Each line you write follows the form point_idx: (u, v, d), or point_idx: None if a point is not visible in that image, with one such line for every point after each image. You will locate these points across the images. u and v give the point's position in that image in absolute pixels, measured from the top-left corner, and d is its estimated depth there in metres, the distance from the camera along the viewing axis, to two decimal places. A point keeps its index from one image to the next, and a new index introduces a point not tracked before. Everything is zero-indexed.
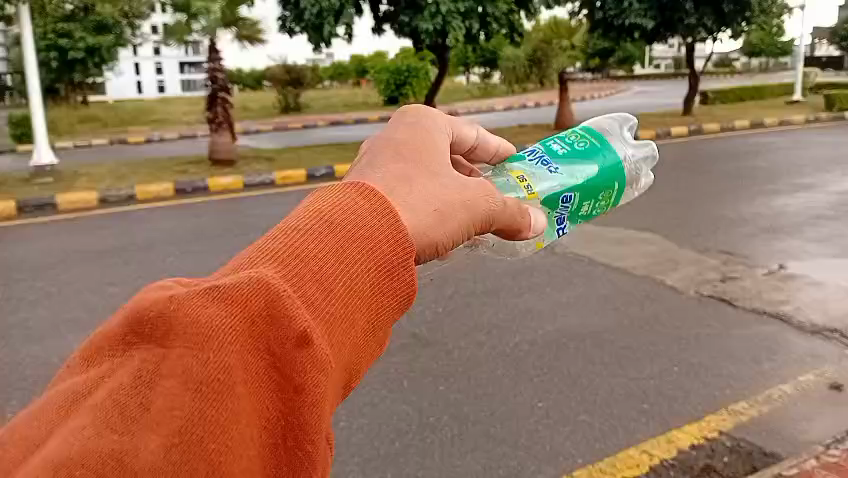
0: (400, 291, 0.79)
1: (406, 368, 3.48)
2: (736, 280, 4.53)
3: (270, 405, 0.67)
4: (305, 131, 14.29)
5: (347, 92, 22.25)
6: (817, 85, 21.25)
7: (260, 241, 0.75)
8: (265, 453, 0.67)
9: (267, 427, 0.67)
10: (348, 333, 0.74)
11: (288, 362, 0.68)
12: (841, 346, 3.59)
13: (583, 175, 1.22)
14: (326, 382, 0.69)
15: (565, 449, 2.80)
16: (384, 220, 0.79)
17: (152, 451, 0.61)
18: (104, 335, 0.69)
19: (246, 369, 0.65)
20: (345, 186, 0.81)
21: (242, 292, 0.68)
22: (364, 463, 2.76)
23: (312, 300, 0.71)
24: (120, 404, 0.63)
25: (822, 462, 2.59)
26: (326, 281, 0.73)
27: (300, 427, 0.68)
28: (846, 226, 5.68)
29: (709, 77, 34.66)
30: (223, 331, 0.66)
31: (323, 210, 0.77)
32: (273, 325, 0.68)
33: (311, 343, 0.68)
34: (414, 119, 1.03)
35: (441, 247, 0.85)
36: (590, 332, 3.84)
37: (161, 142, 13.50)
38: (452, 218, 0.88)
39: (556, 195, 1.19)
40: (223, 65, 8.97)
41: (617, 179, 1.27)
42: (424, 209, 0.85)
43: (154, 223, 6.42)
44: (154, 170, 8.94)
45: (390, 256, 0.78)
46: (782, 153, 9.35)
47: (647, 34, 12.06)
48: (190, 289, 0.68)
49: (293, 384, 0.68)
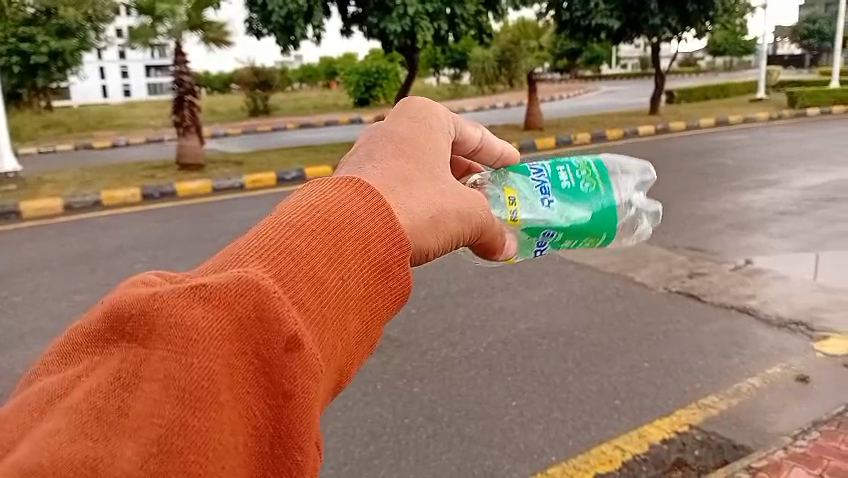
0: (391, 292, 0.81)
1: (380, 371, 3.47)
2: (704, 276, 4.61)
3: (256, 412, 0.66)
4: (275, 134, 14.18)
5: (316, 94, 22.14)
6: (779, 83, 21.70)
7: (249, 237, 0.75)
8: (252, 461, 0.66)
9: (253, 434, 0.66)
10: (340, 335, 0.75)
11: (277, 367, 0.67)
12: (807, 340, 3.67)
13: (573, 218, 1.25)
14: (315, 387, 0.69)
15: (539, 447, 2.82)
16: (377, 221, 0.80)
17: (128, 458, 0.60)
18: (85, 333, 0.70)
19: (231, 374, 0.65)
20: (338, 182, 0.82)
21: (231, 292, 0.68)
22: (338, 467, 2.74)
23: (300, 301, 0.71)
24: (97, 407, 0.63)
25: (791, 453, 2.65)
26: (315, 282, 0.73)
27: (288, 433, 0.68)
28: (809, 221, 5.81)
29: (674, 76, 35.22)
30: (209, 333, 0.65)
31: (315, 209, 0.78)
32: (262, 325, 0.68)
33: (300, 346, 0.68)
34: (419, 118, 1.06)
35: (430, 254, 0.89)
36: (562, 329, 3.87)
37: (127, 147, 13.29)
38: (445, 226, 0.92)
39: (539, 227, 1.23)
40: (189, 68, 8.83)
41: (605, 233, 1.30)
42: (419, 213, 0.88)
43: (121, 229, 6.32)
44: (121, 175, 8.81)
45: (383, 255, 0.80)
46: (746, 150, 9.51)
47: (614, 34, 12.19)
48: (175, 287, 0.68)
49: (281, 390, 0.67)
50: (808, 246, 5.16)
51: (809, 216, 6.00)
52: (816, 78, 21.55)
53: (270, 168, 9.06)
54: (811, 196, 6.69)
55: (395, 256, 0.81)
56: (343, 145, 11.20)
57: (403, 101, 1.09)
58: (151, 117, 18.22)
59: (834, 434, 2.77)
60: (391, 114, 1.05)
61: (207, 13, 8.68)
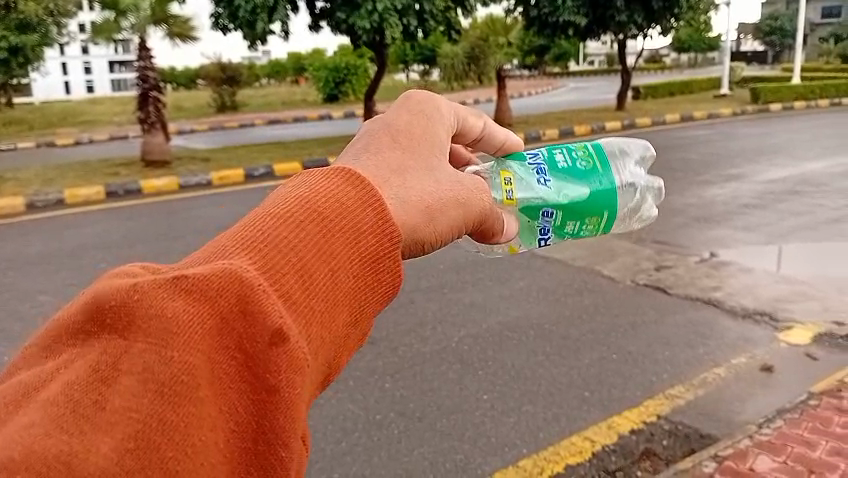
0: (381, 287, 0.80)
1: (352, 367, 3.46)
2: (670, 268, 4.68)
3: (240, 407, 0.65)
4: (241, 131, 14.02)
5: (284, 90, 21.93)
6: (742, 79, 22.14)
7: (234, 232, 0.75)
8: (234, 460, 0.65)
9: (235, 430, 0.65)
10: (329, 327, 0.74)
11: (261, 361, 0.66)
12: (771, 330, 3.75)
13: (572, 196, 1.25)
14: (300, 382, 0.68)
15: (510, 439, 2.84)
16: (365, 208, 0.80)
17: (104, 453, 0.59)
18: (65, 325, 0.69)
19: (211, 369, 0.64)
20: (328, 170, 0.82)
21: (213, 285, 0.67)
22: (310, 465, 2.72)
23: (288, 297, 0.71)
24: (74, 401, 0.61)
25: (755, 441, 2.69)
26: (302, 275, 0.73)
27: (272, 429, 0.66)
28: (772, 214, 5.93)
29: (640, 73, 35.59)
30: (191, 326, 0.65)
31: (303, 199, 0.77)
32: (244, 319, 0.67)
33: (285, 339, 0.67)
34: (420, 109, 1.05)
35: (427, 245, 0.89)
36: (532, 323, 3.90)
37: (90, 144, 13.02)
38: (442, 216, 0.92)
39: (537, 207, 1.24)
40: (154, 63, 8.68)
41: (606, 211, 1.29)
42: (412, 203, 0.88)
43: (86, 227, 6.22)
44: (84, 172, 8.63)
45: (374, 246, 0.79)
46: (711, 145, 9.66)
47: (581, 31, 12.30)
48: (158, 279, 0.67)
49: (263, 384, 0.66)
50: (771, 238, 5.27)
51: (772, 209, 6.11)
52: (778, 74, 21.91)
53: (238, 164, 8.95)
54: (773, 189, 6.83)
55: (385, 247, 0.80)
56: (312, 141, 11.11)
57: (402, 94, 1.08)
58: (115, 113, 17.90)
59: (797, 421, 2.83)
60: (389, 107, 1.04)
61: (172, 6, 8.52)
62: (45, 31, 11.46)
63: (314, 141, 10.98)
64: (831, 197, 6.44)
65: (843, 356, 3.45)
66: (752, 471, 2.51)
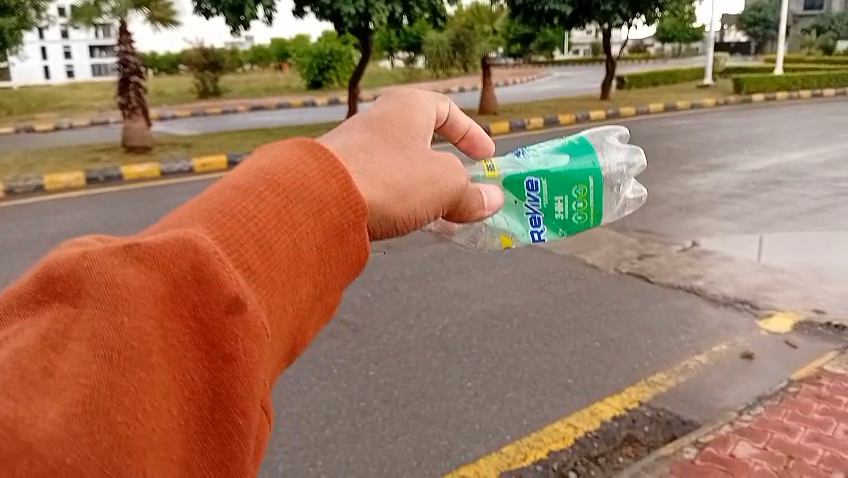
0: (343, 261, 0.82)
1: (336, 355, 3.45)
2: (653, 257, 4.70)
3: (195, 375, 0.65)
4: (224, 117, 13.88)
5: (268, 76, 21.75)
6: (724, 70, 22.27)
7: (190, 207, 0.76)
8: (187, 427, 0.64)
9: (190, 398, 0.64)
10: (288, 299, 0.75)
11: (218, 328, 0.66)
12: (752, 318, 3.78)
13: (552, 166, 1.30)
14: (258, 351, 0.68)
15: (493, 426, 2.84)
16: (329, 181, 0.81)
17: (51, 418, 0.57)
18: (13, 296, 0.67)
19: (163, 336, 0.64)
20: (290, 145, 0.83)
21: (166, 252, 0.67)
22: (293, 452, 2.72)
23: (245, 267, 0.71)
24: (20, 367, 0.60)
25: (736, 427, 2.72)
26: (260, 246, 0.73)
27: (231, 397, 0.66)
28: (754, 204, 5.98)
29: (624, 62, 35.66)
30: (144, 292, 0.64)
31: (264, 173, 0.79)
32: (199, 285, 0.66)
33: (243, 307, 0.67)
34: (400, 97, 1.05)
35: (398, 224, 0.92)
36: (516, 311, 3.91)
37: (70, 130, 12.85)
38: (413, 197, 0.94)
39: (521, 176, 1.29)
40: (135, 48, 8.56)
41: (592, 177, 1.30)
42: (380, 183, 0.91)
43: (65, 214, 6.14)
44: (64, 158, 8.52)
45: (336, 219, 0.80)
46: (693, 136, 9.72)
47: (566, 20, 12.28)
48: (108, 248, 0.67)
49: (221, 352, 0.66)
50: (752, 227, 5.32)
51: (754, 198, 6.16)
52: (760, 65, 22.02)
53: (221, 151, 8.88)
54: (755, 179, 6.89)
55: (348, 221, 0.81)
56: (295, 128, 11.04)
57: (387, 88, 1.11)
58: (95, 98, 17.65)
59: (777, 408, 2.86)
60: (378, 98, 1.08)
61: None
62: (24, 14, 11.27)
63: (298, 128, 10.91)
64: (811, 187, 6.50)
65: (822, 344, 3.49)
66: (732, 457, 2.54)
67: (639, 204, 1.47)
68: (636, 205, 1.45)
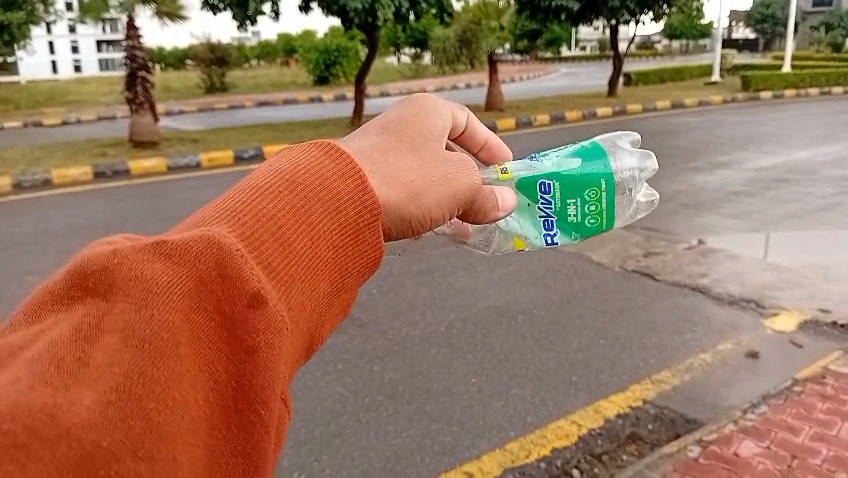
0: (360, 259, 0.85)
1: (341, 350, 3.46)
2: (658, 255, 4.70)
3: (220, 365, 0.70)
4: (230, 113, 13.89)
5: (275, 72, 21.74)
6: (733, 67, 22.14)
7: (214, 205, 0.80)
8: (214, 413, 0.70)
9: (214, 387, 0.70)
10: (308, 296, 0.79)
11: (239, 323, 0.71)
12: (757, 317, 3.78)
13: (565, 168, 1.29)
14: (278, 343, 0.72)
15: (498, 422, 2.85)
16: (345, 181, 0.85)
17: (86, 405, 0.63)
18: (50, 290, 0.74)
19: (190, 328, 0.69)
20: (310, 147, 0.88)
21: (191, 250, 0.72)
22: (298, 447, 2.73)
23: (266, 263, 0.75)
24: (57, 358, 0.66)
25: (741, 426, 2.72)
26: (281, 244, 0.78)
27: (253, 386, 0.71)
28: (760, 202, 5.97)
29: (632, 59, 35.47)
30: (170, 288, 0.69)
31: (283, 174, 0.83)
32: (224, 282, 0.71)
33: (263, 302, 0.72)
34: (417, 101, 1.11)
35: (414, 225, 0.94)
36: (521, 307, 3.92)
37: (77, 124, 12.88)
38: (428, 195, 0.96)
39: (533, 179, 1.29)
40: (142, 42, 8.56)
41: (605, 180, 1.29)
42: (394, 183, 0.93)
43: (72, 208, 6.17)
44: (72, 152, 8.55)
45: (354, 218, 0.84)
46: (700, 133, 9.68)
47: (573, 16, 12.22)
48: (139, 245, 0.72)
49: (243, 346, 0.71)
50: (758, 226, 5.30)
51: (761, 196, 6.14)
52: (769, 62, 21.90)
53: (228, 146, 8.91)
54: (762, 177, 6.86)
55: (363, 219, 0.85)
56: (301, 124, 11.04)
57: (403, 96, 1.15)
58: (102, 93, 17.69)
59: (782, 407, 2.86)
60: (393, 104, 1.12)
61: None
62: (32, 9, 11.29)
63: (304, 124, 10.91)
64: (818, 186, 6.48)
65: (827, 343, 3.49)
66: (736, 455, 2.54)
67: (651, 208, 1.46)
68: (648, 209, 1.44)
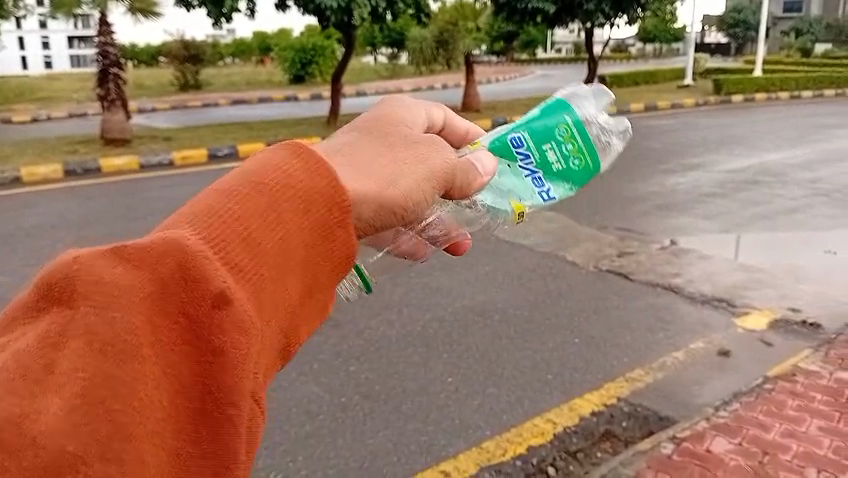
0: (333, 256, 0.85)
1: (317, 350, 3.45)
2: (632, 255, 4.75)
3: (186, 367, 0.69)
4: (205, 110, 13.75)
5: (250, 70, 21.55)
6: (705, 71, 22.44)
7: (183, 210, 0.80)
8: (181, 416, 0.69)
9: (180, 389, 0.69)
10: (277, 296, 0.79)
11: (204, 322, 0.70)
12: (728, 316, 3.84)
13: (527, 120, 1.32)
14: (247, 343, 0.71)
15: (474, 421, 2.86)
16: (311, 176, 0.84)
17: (54, 412, 0.63)
18: (18, 298, 0.74)
19: (153, 330, 0.68)
20: (282, 147, 0.87)
21: (153, 254, 0.72)
22: (274, 447, 2.71)
23: (232, 263, 0.75)
24: (23, 367, 0.66)
25: (713, 423, 2.75)
26: (246, 243, 0.77)
27: (221, 389, 0.70)
28: (731, 204, 6.06)
29: (605, 61, 35.79)
30: (131, 290, 0.69)
31: (250, 175, 0.83)
32: (187, 285, 0.71)
33: (228, 302, 0.71)
34: (385, 100, 1.14)
35: (395, 210, 0.93)
36: (497, 307, 3.93)
37: (48, 121, 12.68)
38: (403, 182, 0.96)
39: (503, 138, 1.31)
40: (114, 39, 8.48)
41: (569, 116, 1.31)
42: (366, 171, 0.94)
43: (43, 206, 6.06)
44: (42, 150, 8.41)
45: (324, 215, 0.83)
46: (673, 135, 9.80)
47: (549, 18, 12.29)
48: (103, 250, 0.72)
49: (208, 346, 0.70)
50: (730, 227, 5.38)
51: (732, 198, 6.24)
52: (740, 66, 22.21)
53: (202, 144, 8.81)
54: (732, 179, 6.97)
55: (334, 217, 0.85)
56: (277, 122, 10.96)
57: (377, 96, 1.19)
58: (74, 89, 17.44)
59: (753, 404, 2.90)
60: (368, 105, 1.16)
61: None
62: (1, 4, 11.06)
63: (279, 122, 10.82)
64: (788, 188, 6.59)
65: (797, 341, 3.55)
66: (709, 452, 2.58)
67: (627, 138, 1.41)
68: (625, 139, 1.39)
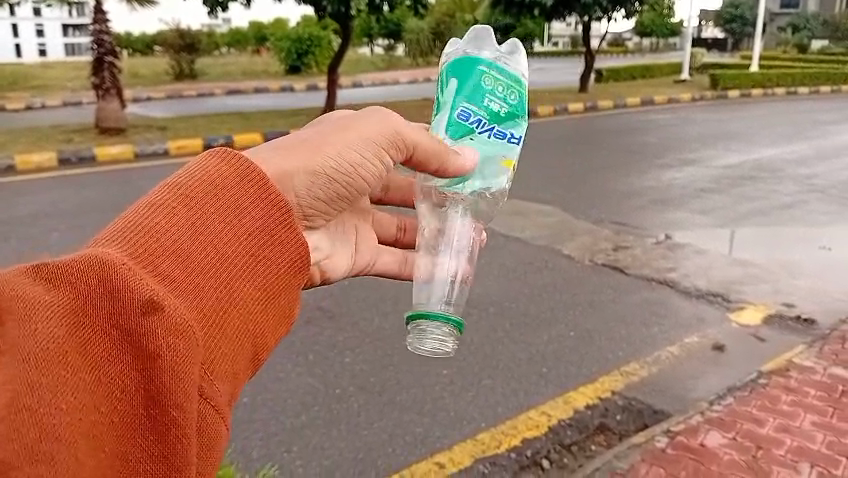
0: (282, 257, 0.97)
1: (311, 341, 3.45)
2: (627, 249, 4.75)
3: (124, 373, 0.76)
4: (201, 100, 13.67)
5: (246, 60, 21.42)
6: (702, 65, 22.43)
7: (111, 228, 0.88)
8: (123, 420, 0.75)
9: (122, 394, 0.75)
10: (211, 301, 0.87)
11: (136, 329, 0.76)
12: (723, 310, 3.85)
13: (454, 95, 1.33)
14: (182, 346, 0.78)
15: (469, 413, 2.86)
16: (241, 181, 0.96)
17: None
18: None
19: (80, 340, 0.74)
20: (203, 156, 0.98)
21: (75, 270, 0.78)
22: (269, 438, 2.71)
23: (164, 275, 0.83)
24: None
25: (707, 417, 2.76)
26: (178, 256, 0.86)
27: (161, 391, 0.76)
28: (727, 199, 6.07)
29: (601, 55, 35.69)
30: (51, 306, 0.75)
31: (177, 188, 0.93)
32: (115, 297, 0.77)
33: (158, 308, 0.78)
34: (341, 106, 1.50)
35: (321, 168, 1.16)
36: (492, 300, 3.93)
37: (42, 110, 12.58)
38: (330, 146, 1.20)
39: (452, 121, 1.35)
40: (110, 27, 8.39)
41: (484, 64, 1.32)
42: (299, 141, 1.18)
43: (39, 195, 6.03)
44: (36, 138, 8.35)
45: (261, 218, 0.95)
46: (669, 130, 9.80)
47: (547, 12, 12.25)
48: (28, 269, 0.78)
49: (144, 352, 0.76)
50: (725, 222, 5.39)
51: (728, 193, 6.24)
52: (737, 61, 22.21)
53: (197, 134, 8.77)
54: (728, 174, 6.97)
55: (275, 219, 0.97)
56: (273, 112, 10.90)
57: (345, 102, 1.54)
58: (69, 78, 17.30)
59: (747, 399, 2.91)
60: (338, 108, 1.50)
61: None
62: None
63: (276, 113, 10.77)
64: (784, 184, 6.60)
65: (791, 336, 3.56)
66: (703, 446, 2.58)
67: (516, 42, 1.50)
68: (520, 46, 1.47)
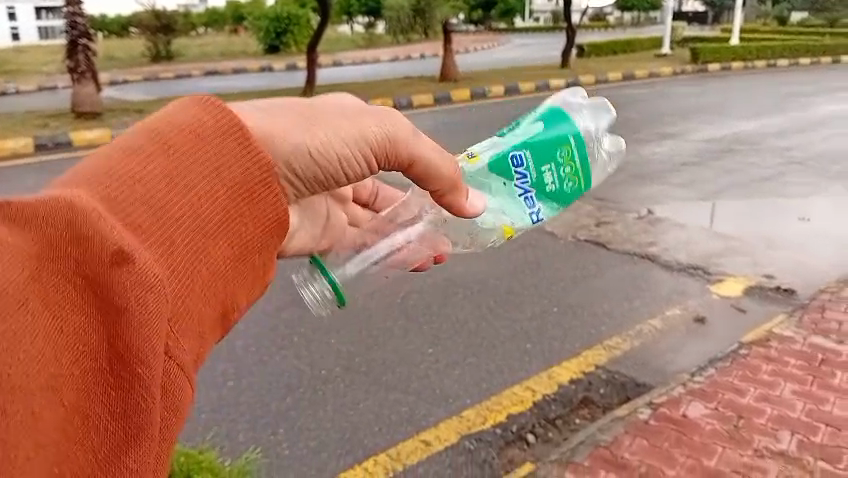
0: (263, 217, 0.87)
1: (296, 324, 3.44)
2: (610, 224, 4.77)
3: (89, 330, 0.66)
4: (178, 82, 13.51)
5: (224, 40, 21.11)
6: (683, 39, 22.44)
7: (79, 176, 0.80)
8: (86, 378, 0.66)
9: (85, 351, 0.66)
10: (185, 257, 0.78)
11: (104, 281, 0.67)
12: (703, 283, 3.88)
13: (531, 137, 1.31)
14: (152, 302, 0.70)
15: (454, 391, 2.87)
16: (223, 136, 0.86)
17: None
18: None
19: (41, 291, 0.65)
20: (192, 101, 0.89)
21: (40, 212, 0.68)
22: (255, 421, 2.71)
23: (134, 226, 0.75)
24: None
25: (688, 389, 2.79)
26: (151, 206, 0.78)
27: (127, 350, 0.67)
28: (707, 172, 6.10)
29: (583, 29, 35.56)
30: (15, 248, 0.65)
31: (155, 136, 0.84)
32: (82, 246, 0.68)
33: (128, 260, 0.69)
34: None
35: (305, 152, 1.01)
36: (476, 278, 3.93)
37: (16, 95, 12.37)
38: (321, 129, 1.04)
39: (504, 154, 1.32)
40: (83, 9, 8.23)
41: (573, 137, 1.31)
42: (292, 114, 1.02)
43: (15, 181, 5.95)
44: (11, 124, 8.21)
45: (242, 175, 0.85)
46: (650, 104, 9.80)
47: None
48: None
49: (112, 306, 0.67)
50: (706, 195, 5.42)
51: (708, 167, 6.27)
52: (718, 34, 22.19)
53: None
54: (708, 148, 7.01)
55: (257, 178, 0.87)
56: (251, 93, 10.79)
57: None
58: (43, 62, 16.99)
59: (728, 369, 2.94)
60: None
61: None
62: None
63: (255, 94, 10.66)
64: (763, 156, 6.65)
65: (771, 307, 3.60)
66: (685, 417, 2.61)
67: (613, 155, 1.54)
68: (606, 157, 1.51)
